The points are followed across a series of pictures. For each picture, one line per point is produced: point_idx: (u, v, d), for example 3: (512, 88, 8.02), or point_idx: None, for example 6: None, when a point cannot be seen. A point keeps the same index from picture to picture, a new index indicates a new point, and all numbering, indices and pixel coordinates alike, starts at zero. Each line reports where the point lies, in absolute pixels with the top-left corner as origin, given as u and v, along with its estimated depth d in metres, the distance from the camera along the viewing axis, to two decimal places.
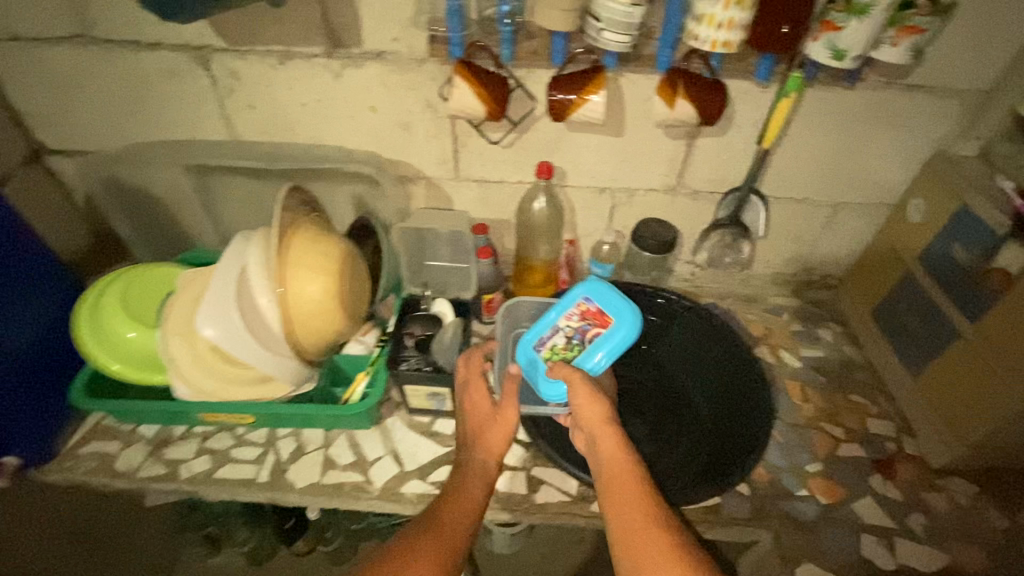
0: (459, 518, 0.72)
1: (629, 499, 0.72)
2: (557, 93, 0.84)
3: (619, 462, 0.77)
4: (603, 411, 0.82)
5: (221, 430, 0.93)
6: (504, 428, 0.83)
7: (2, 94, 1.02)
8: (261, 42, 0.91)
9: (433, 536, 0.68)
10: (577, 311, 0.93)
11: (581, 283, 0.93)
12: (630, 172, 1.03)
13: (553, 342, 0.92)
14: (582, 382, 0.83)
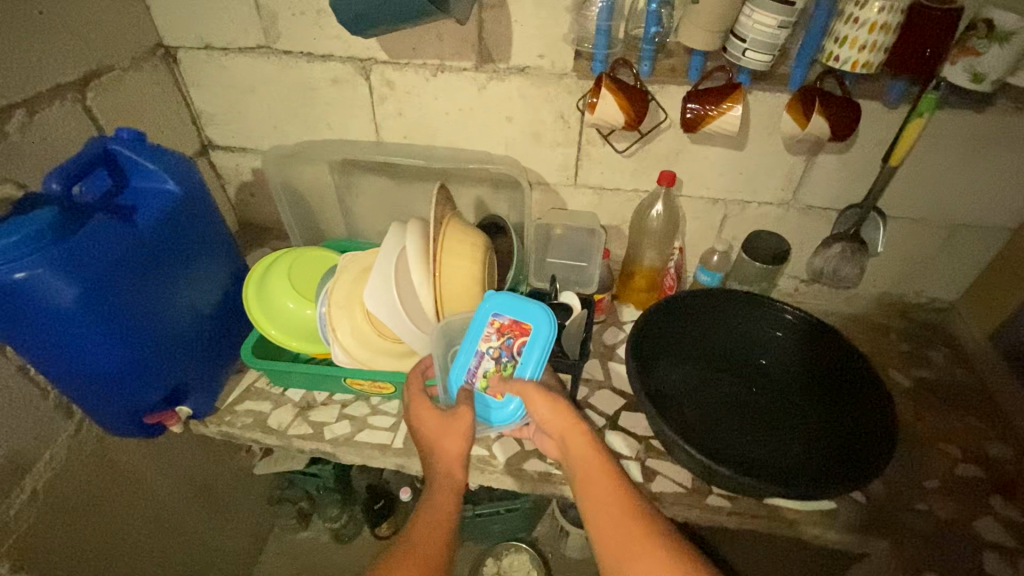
0: (434, 535, 0.75)
1: (606, 501, 0.75)
2: (693, 105, 0.91)
3: (591, 468, 0.79)
4: (569, 414, 0.83)
5: (358, 399, 1.03)
6: (462, 437, 0.85)
7: (187, 96, 1.18)
8: (419, 57, 1.03)
9: (411, 555, 0.72)
10: (493, 330, 0.88)
11: (489, 297, 0.88)
12: (745, 185, 1.08)
13: (482, 369, 0.88)
14: (535, 394, 0.83)
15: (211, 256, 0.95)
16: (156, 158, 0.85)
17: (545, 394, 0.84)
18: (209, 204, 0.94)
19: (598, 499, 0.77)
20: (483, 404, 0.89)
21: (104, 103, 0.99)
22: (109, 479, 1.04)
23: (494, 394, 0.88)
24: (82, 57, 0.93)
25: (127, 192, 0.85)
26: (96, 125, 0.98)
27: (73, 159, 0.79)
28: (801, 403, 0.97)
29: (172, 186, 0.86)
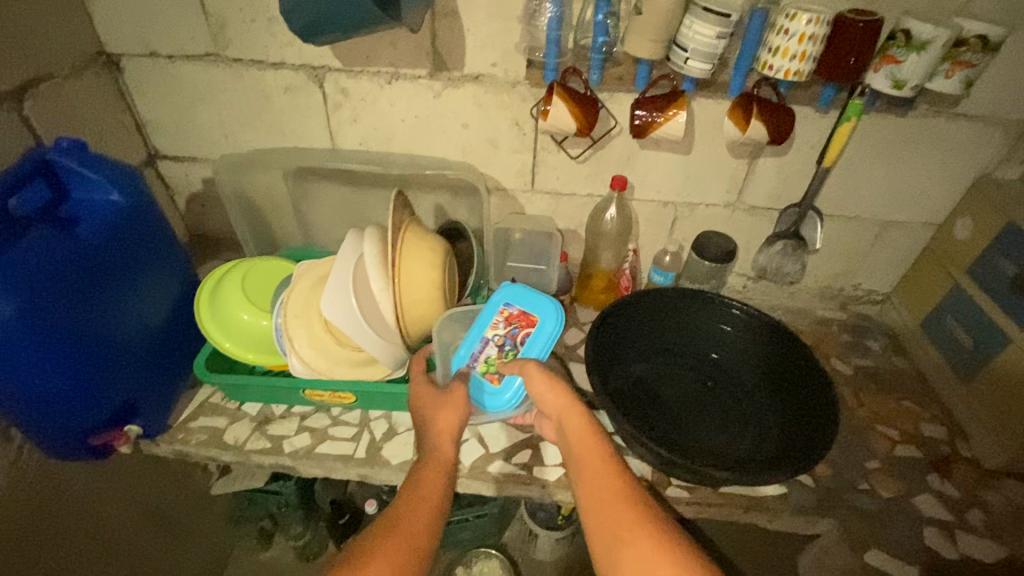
0: (425, 511, 0.73)
1: (599, 477, 0.76)
2: (640, 112, 0.95)
3: (589, 449, 0.80)
4: (566, 396, 0.86)
5: (318, 411, 1.01)
6: (460, 415, 0.86)
7: (132, 104, 1.14)
8: (373, 64, 1.03)
9: (399, 529, 0.70)
10: (502, 319, 0.98)
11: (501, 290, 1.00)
12: (693, 188, 1.13)
13: (485, 354, 0.95)
14: (535, 370, 0.87)
15: (162, 268, 0.92)
16: (99, 167, 0.83)
17: (544, 374, 0.87)
18: (157, 215, 0.91)
19: (594, 476, 0.77)
20: (479, 388, 0.94)
21: (42, 111, 0.95)
22: (51, 507, 0.98)
23: (492, 378, 0.94)
24: (16, 64, 0.90)
25: (69, 203, 0.82)
26: (32, 134, 0.94)
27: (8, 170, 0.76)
28: (750, 395, 1.02)
29: (117, 195, 0.84)
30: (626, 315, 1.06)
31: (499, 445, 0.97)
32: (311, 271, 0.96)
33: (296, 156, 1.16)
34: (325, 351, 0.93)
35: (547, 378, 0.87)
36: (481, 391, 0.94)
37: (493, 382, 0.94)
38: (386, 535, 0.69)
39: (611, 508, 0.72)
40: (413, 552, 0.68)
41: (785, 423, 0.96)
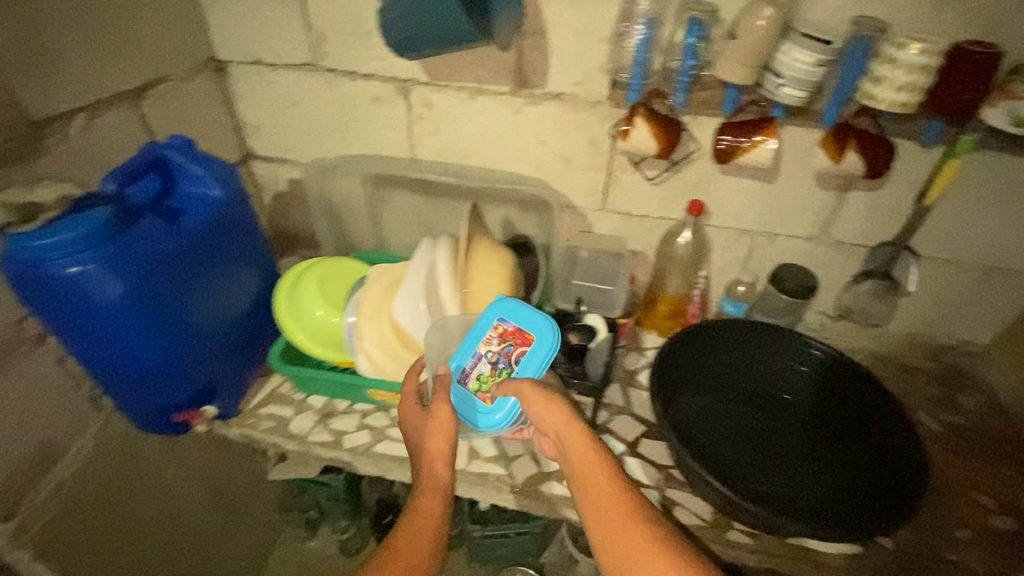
0: (420, 541, 0.73)
1: (607, 504, 0.73)
2: (726, 137, 0.93)
3: (592, 466, 0.76)
4: (567, 412, 0.79)
5: (378, 410, 1.03)
6: (450, 437, 0.81)
7: (234, 107, 1.23)
8: (458, 79, 1.06)
9: (398, 559, 0.70)
10: (496, 335, 0.88)
11: (494, 303, 0.90)
12: (774, 218, 1.08)
13: (479, 372, 0.87)
14: (532, 392, 0.79)
15: (247, 262, 0.98)
16: (205, 164, 0.89)
17: (539, 392, 0.79)
18: (247, 210, 0.96)
19: (595, 497, 0.74)
20: (469, 408, 0.85)
21: (159, 111, 1.04)
22: (129, 475, 1.05)
23: (483, 398, 0.85)
24: (142, 68, 0.98)
25: (176, 195, 0.87)
26: (149, 131, 1.02)
27: (130, 163, 0.83)
28: (818, 437, 0.95)
29: (218, 191, 0.89)
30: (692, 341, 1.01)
31: (553, 465, 0.96)
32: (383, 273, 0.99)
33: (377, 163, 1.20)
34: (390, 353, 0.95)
35: (546, 395, 0.80)
36: (472, 412, 0.85)
37: (485, 402, 0.85)
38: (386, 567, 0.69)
39: (618, 532, 0.70)
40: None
41: (864, 475, 0.89)
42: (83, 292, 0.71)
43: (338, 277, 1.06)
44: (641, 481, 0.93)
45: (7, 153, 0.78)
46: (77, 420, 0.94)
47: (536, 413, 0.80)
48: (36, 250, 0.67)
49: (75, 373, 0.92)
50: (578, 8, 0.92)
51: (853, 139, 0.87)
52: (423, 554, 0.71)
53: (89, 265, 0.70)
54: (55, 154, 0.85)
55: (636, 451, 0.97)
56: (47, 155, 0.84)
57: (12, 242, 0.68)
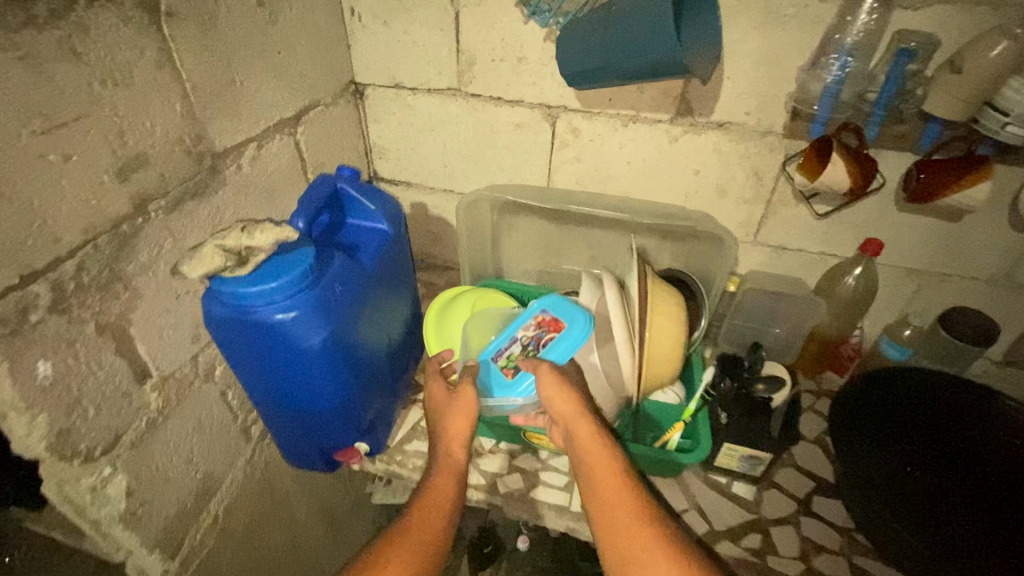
0: (434, 519, 0.74)
1: (612, 500, 0.73)
2: (925, 174, 0.85)
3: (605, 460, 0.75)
4: (573, 401, 0.77)
5: (525, 450, 0.98)
6: (472, 419, 0.81)
7: (366, 130, 1.21)
8: (614, 107, 1.01)
9: (415, 538, 0.71)
10: (533, 323, 0.87)
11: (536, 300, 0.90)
12: (951, 258, 1.00)
13: (510, 352, 0.85)
14: (547, 373, 0.77)
15: (401, 294, 0.94)
16: (375, 198, 0.86)
17: (555, 380, 0.77)
18: (405, 242, 0.93)
19: (607, 493, 0.73)
20: (490, 380, 0.84)
21: (309, 136, 1.03)
22: (267, 506, 1.03)
23: (506, 372, 0.83)
24: (299, 94, 0.97)
25: (345, 229, 0.87)
26: (300, 157, 1.01)
27: (309, 197, 0.80)
28: (1022, 498, 0.86)
29: (386, 226, 0.86)
30: (874, 387, 1.01)
31: (724, 522, 0.89)
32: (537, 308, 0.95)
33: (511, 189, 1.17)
34: None
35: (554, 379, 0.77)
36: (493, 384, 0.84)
37: (506, 377, 0.83)
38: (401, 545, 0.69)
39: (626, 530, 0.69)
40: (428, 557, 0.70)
41: None
42: (286, 338, 0.67)
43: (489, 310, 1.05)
44: (825, 546, 0.86)
45: (196, 187, 0.76)
46: (231, 455, 0.91)
47: (550, 402, 0.78)
48: (248, 296, 0.63)
49: (234, 406, 0.90)
50: (766, 36, 0.86)
51: None
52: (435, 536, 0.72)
53: (296, 311, 0.66)
54: (231, 185, 0.83)
55: (811, 510, 0.91)
56: (225, 188, 0.82)
57: (223, 285, 0.63)
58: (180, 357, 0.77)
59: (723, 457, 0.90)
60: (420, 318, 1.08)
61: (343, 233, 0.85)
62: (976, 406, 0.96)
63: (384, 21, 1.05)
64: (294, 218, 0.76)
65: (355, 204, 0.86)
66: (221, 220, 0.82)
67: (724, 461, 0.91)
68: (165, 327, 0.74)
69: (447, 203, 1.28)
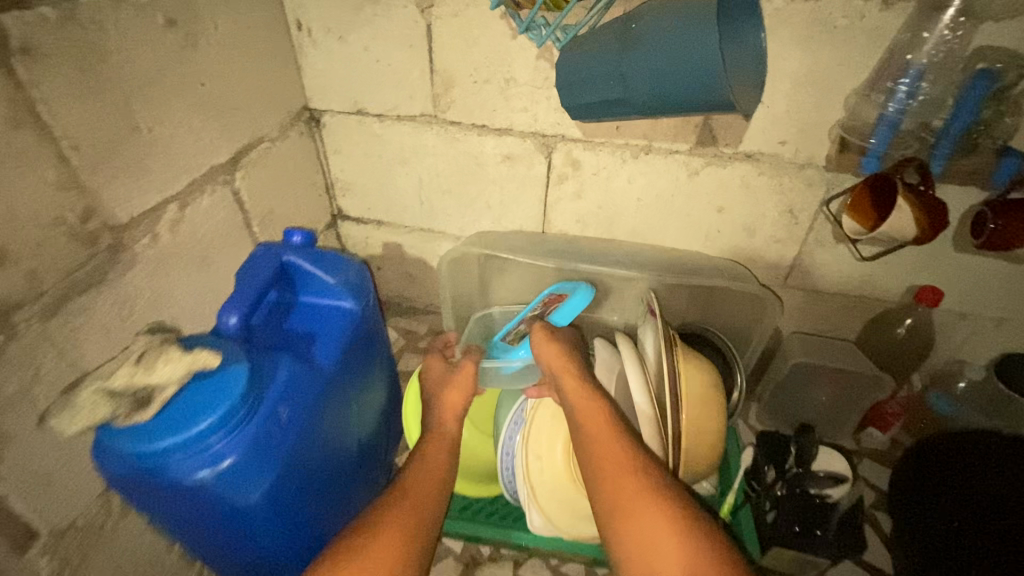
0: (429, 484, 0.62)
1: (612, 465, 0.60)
2: (998, 222, 0.70)
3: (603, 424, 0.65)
4: (573, 364, 0.72)
5: (532, 557, 0.80)
6: (468, 393, 0.76)
7: (325, 163, 1.02)
8: (622, 137, 0.84)
9: (406, 501, 0.59)
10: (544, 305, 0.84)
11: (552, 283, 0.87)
12: (1014, 301, 0.87)
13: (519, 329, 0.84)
14: (545, 338, 0.75)
15: (375, 376, 0.77)
16: (334, 268, 0.68)
17: (551, 338, 0.75)
18: (375, 315, 0.75)
19: (612, 460, 0.60)
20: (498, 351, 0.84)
21: (252, 182, 0.84)
22: None
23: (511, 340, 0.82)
24: (235, 133, 0.78)
25: (295, 311, 0.68)
26: (242, 209, 0.82)
27: (246, 283, 0.62)
28: None
29: (349, 303, 0.68)
30: (952, 453, 0.85)
31: None
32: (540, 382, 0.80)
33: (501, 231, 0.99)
34: (570, 501, 0.72)
35: (550, 338, 0.75)
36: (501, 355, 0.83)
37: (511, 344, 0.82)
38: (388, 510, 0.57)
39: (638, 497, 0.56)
40: (418, 526, 0.57)
41: None
42: (217, 495, 0.51)
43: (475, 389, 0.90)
44: None
45: (89, 277, 0.57)
46: None
47: (550, 364, 0.73)
48: (159, 451, 0.47)
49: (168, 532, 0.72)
50: (811, 53, 0.70)
51: None
52: (432, 506, 0.60)
53: (231, 458, 0.49)
54: (144, 264, 0.64)
55: None
56: (135, 269, 0.63)
57: (116, 441, 0.47)
58: (81, 502, 0.59)
59: None
60: (398, 391, 0.91)
61: (296, 317, 0.67)
62: None
63: (340, 36, 0.86)
64: (226, 316, 0.59)
65: (309, 279, 0.68)
66: (133, 312, 0.63)
67: None
68: (54, 469, 0.56)
69: (426, 243, 1.10)
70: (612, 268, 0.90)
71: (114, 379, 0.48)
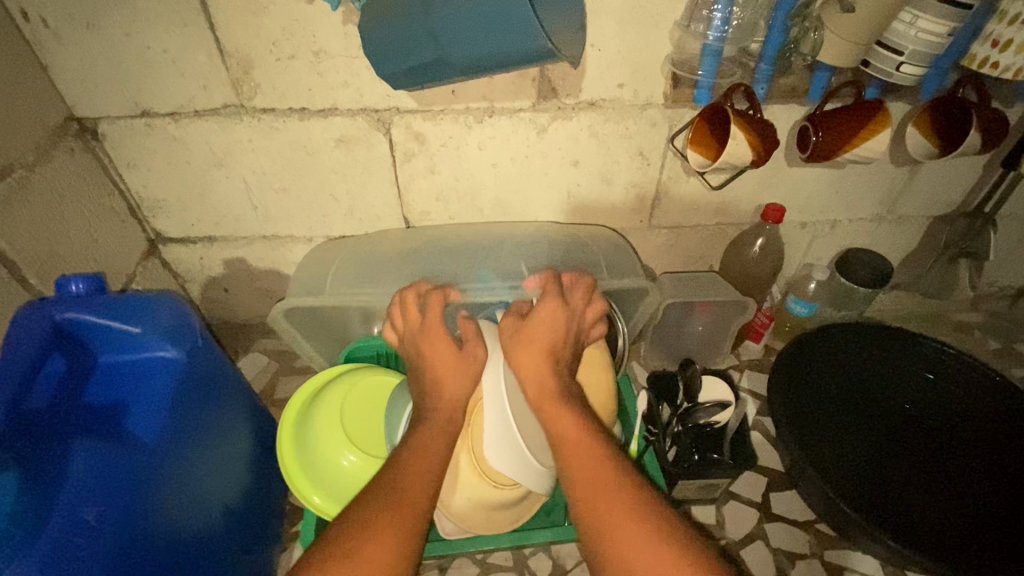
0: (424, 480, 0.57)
1: (576, 455, 0.56)
2: (823, 133, 0.75)
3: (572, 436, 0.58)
4: (551, 351, 0.65)
5: (457, 557, 0.77)
6: (472, 372, 0.66)
7: (120, 181, 0.84)
8: (461, 102, 0.77)
9: (394, 508, 0.53)
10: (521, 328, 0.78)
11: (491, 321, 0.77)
12: (841, 203, 0.95)
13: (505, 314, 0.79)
14: (538, 328, 0.66)
15: (235, 418, 0.66)
16: (136, 316, 0.55)
17: (542, 350, 0.64)
18: (216, 348, 0.64)
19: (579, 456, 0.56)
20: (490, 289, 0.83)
21: (12, 223, 0.66)
22: None
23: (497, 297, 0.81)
24: None
25: (96, 378, 0.55)
26: (1, 261, 0.64)
27: (10, 363, 0.48)
28: (937, 460, 0.81)
29: (169, 351, 0.56)
30: (809, 356, 0.90)
31: None
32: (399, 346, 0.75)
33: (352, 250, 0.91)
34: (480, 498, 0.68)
35: (539, 352, 0.64)
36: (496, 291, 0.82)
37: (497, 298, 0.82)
38: (378, 513, 0.52)
39: (599, 495, 0.52)
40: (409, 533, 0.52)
41: (963, 470, 0.79)
42: None
43: (313, 435, 0.76)
44: (796, 551, 0.79)
45: None
46: None
47: (521, 373, 0.64)
48: None
49: None
50: None
51: (946, 122, 0.75)
52: (424, 500, 0.55)
53: None
54: None
55: (773, 512, 0.83)
56: None
57: None
58: None
59: (681, 491, 0.79)
60: (272, 426, 0.80)
61: (97, 384, 0.54)
62: (894, 376, 0.89)
63: (87, 23, 0.68)
64: None
65: (106, 335, 0.55)
66: None
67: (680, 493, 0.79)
68: None
69: (275, 252, 0.96)
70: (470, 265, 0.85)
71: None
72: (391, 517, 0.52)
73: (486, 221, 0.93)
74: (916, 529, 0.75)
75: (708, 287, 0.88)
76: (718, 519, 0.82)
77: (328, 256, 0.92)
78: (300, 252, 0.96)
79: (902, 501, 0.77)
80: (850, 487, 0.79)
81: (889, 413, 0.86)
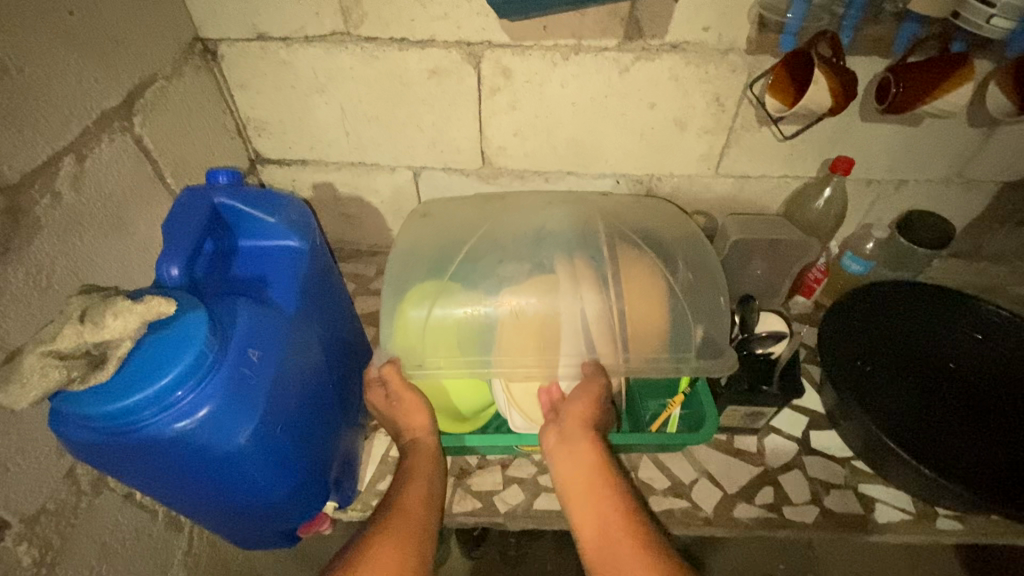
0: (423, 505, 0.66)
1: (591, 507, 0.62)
2: (900, 86, 0.77)
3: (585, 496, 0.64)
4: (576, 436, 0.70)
5: (517, 457, 0.87)
6: (422, 407, 0.74)
7: (231, 101, 0.93)
8: (550, 38, 0.82)
9: (396, 522, 0.62)
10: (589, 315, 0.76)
11: (564, 279, 0.78)
12: (911, 162, 0.96)
13: (580, 306, 0.76)
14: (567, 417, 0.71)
15: (337, 322, 0.76)
16: (271, 208, 0.64)
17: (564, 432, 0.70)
18: (327, 251, 0.73)
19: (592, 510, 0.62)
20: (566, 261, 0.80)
21: (154, 127, 0.75)
22: None
23: (575, 275, 0.78)
24: (121, 68, 0.69)
25: (238, 259, 0.65)
26: (149, 159, 0.74)
27: (183, 229, 0.58)
28: (980, 409, 0.85)
29: (296, 241, 0.65)
30: (862, 307, 0.95)
31: (736, 484, 0.85)
32: (491, 269, 0.80)
33: (430, 232, 0.89)
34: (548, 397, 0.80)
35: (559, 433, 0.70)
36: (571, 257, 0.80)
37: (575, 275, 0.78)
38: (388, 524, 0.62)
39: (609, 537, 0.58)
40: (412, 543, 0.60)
41: (1006, 419, 0.83)
42: (202, 441, 0.49)
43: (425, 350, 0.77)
44: (831, 482, 0.85)
45: None
46: (162, 559, 0.70)
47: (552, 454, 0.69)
48: (131, 408, 0.46)
49: (148, 500, 0.70)
50: None
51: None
52: (419, 512, 0.64)
53: (206, 407, 0.49)
54: (51, 228, 0.59)
55: (811, 447, 0.90)
56: (41, 234, 0.57)
57: (78, 404, 0.46)
58: (47, 487, 0.57)
59: (727, 419, 0.86)
60: (360, 331, 0.89)
61: (241, 263, 0.64)
62: (946, 331, 0.92)
63: None
64: (166, 268, 0.55)
65: (248, 222, 0.64)
66: (51, 283, 0.59)
67: (726, 420, 0.86)
68: (8, 457, 0.53)
69: (360, 178, 1.04)
70: (543, 254, 0.82)
71: (61, 341, 0.45)
72: (399, 523, 0.62)
73: (556, 160, 0.99)
74: (955, 465, 0.79)
75: (771, 228, 0.96)
76: (758, 448, 0.89)
77: (415, 222, 0.92)
78: (381, 180, 1.04)
79: (946, 441, 0.82)
80: (897, 425, 0.84)
81: (937, 365, 0.90)
